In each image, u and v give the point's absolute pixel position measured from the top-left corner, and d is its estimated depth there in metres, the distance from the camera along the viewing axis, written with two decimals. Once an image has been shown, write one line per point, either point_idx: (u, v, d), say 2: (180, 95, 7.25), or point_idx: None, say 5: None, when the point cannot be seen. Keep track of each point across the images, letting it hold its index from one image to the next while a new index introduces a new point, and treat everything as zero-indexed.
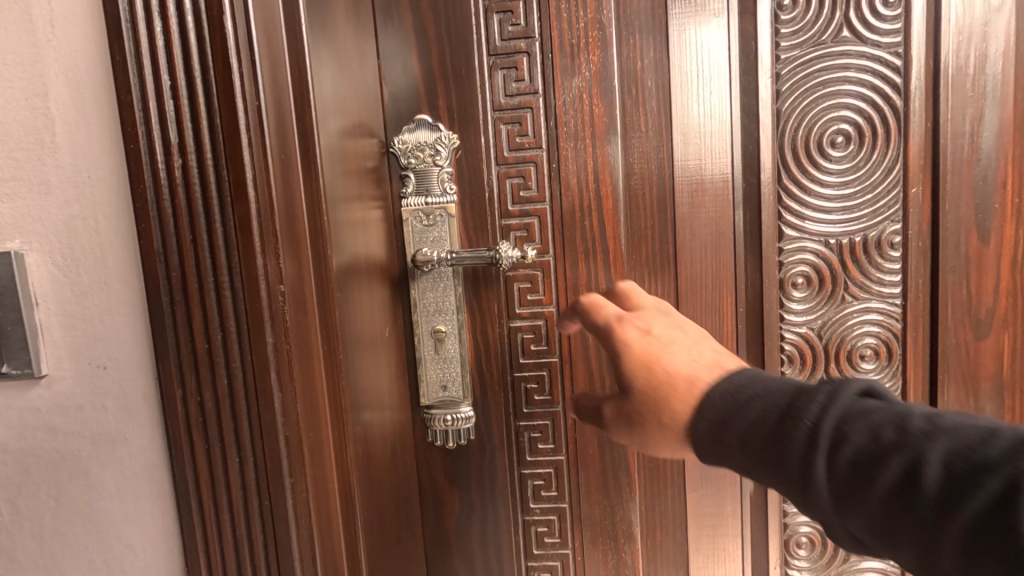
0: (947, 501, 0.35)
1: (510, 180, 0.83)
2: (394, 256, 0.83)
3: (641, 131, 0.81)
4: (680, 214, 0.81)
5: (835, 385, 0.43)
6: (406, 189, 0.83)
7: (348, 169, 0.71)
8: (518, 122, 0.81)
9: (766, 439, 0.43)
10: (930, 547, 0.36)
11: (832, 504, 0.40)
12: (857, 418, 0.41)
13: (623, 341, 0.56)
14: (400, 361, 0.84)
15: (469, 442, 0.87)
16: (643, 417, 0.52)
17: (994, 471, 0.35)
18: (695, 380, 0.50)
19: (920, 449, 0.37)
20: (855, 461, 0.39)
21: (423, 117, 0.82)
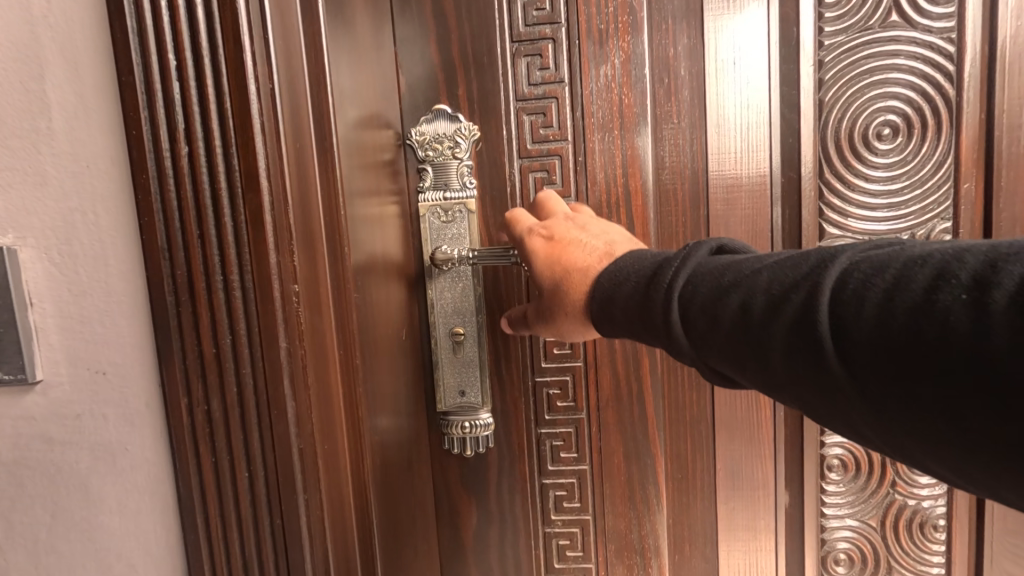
0: (764, 319, 0.40)
1: (534, 175, 0.78)
2: (411, 256, 0.79)
3: (674, 123, 0.76)
4: (713, 210, 0.77)
5: (690, 250, 0.49)
6: (423, 183, 0.78)
7: (364, 162, 0.67)
8: (543, 113, 0.77)
9: (638, 302, 0.50)
10: (757, 362, 0.41)
11: (690, 345, 0.46)
12: (705, 272, 0.47)
13: (531, 249, 0.65)
14: (416, 367, 0.79)
15: (488, 450, 0.83)
16: (551, 308, 0.61)
17: (800, 287, 0.39)
18: (586, 271, 0.58)
19: (748, 284, 0.43)
20: (701, 306, 0.45)
21: (442, 107, 0.77)
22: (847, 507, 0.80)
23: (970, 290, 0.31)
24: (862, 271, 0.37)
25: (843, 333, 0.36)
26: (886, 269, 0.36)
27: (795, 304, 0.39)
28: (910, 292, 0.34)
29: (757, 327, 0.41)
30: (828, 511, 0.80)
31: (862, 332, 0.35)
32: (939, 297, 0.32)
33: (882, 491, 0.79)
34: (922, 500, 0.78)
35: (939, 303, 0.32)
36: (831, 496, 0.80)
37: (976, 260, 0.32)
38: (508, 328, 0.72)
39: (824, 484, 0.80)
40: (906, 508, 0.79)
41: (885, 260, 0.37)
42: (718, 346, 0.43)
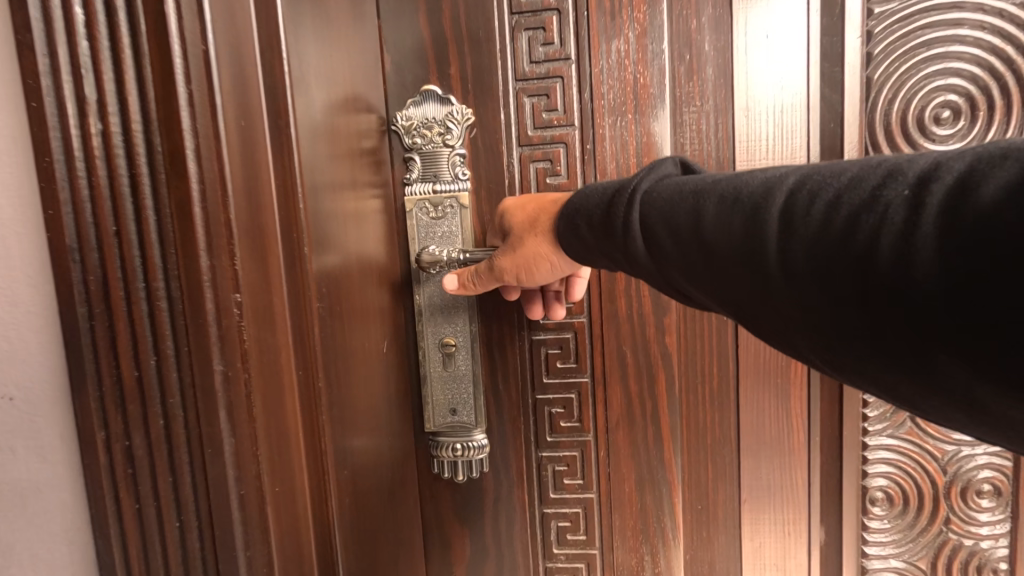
0: (713, 224, 0.42)
1: (536, 165, 0.69)
2: (397, 258, 0.70)
3: (696, 105, 0.66)
4: None
5: (654, 165, 0.51)
6: (410, 174, 0.69)
7: (338, 149, 0.58)
8: (546, 95, 0.68)
9: (599, 217, 0.51)
10: (708, 265, 0.42)
11: (643, 255, 0.47)
12: (665, 184, 0.48)
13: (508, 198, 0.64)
14: (401, 385, 0.70)
15: (482, 474, 0.74)
16: (523, 239, 0.58)
17: (756, 192, 0.41)
18: (556, 202, 0.58)
19: (706, 189, 0.44)
20: (660, 213, 0.46)
21: (431, 87, 0.68)
22: (893, 546, 0.70)
23: (914, 187, 0.33)
24: (819, 176, 0.38)
25: (791, 230, 0.37)
26: (841, 174, 0.37)
27: (752, 206, 0.40)
28: (859, 193, 0.35)
29: (711, 228, 0.42)
30: (870, 551, 0.70)
31: (810, 228, 0.36)
32: (885, 195, 0.34)
33: (934, 529, 0.69)
34: (981, 540, 0.68)
35: (883, 200, 0.34)
36: (873, 533, 0.70)
37: (922, 165, 0.34)
38: (456, 289, 0.63)
39: (865, 520, 0.70)
40: (961, 549, 0.68)
41: (842, 167, 0.38)
42: (671, 254, 0.45)
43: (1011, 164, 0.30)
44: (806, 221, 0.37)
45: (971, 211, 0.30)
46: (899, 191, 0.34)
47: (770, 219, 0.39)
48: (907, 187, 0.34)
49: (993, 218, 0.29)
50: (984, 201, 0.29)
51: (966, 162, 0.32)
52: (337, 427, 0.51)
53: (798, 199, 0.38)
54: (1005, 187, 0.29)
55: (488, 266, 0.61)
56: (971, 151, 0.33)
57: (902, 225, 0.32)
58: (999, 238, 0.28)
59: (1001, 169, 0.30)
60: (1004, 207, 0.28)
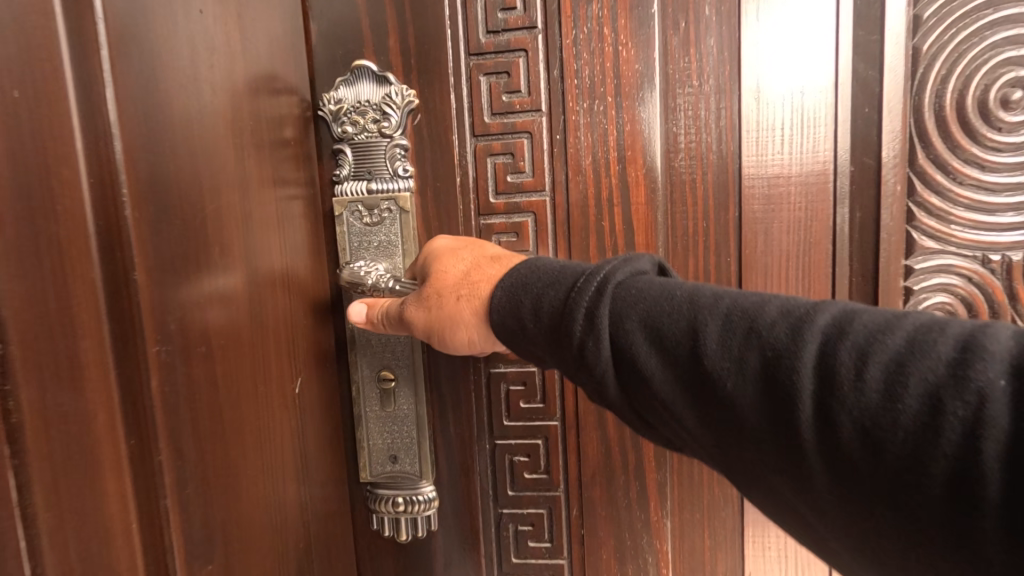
0: (717, 360, 0.33)
1: (494, 160, 0.56)
2: (320, 276, 0.56)
3: (693, 86, 0.53)
4: (750, 212, 0.53)
5: (632, 257, 0.41)
6: (339, 170, 0.56)
7: (235, 130, 0.43)
8: (506, 73, 0.55)
9: (558, 316, 0.39)
10: (711, 413, 0.34)
11: (613, 377, 0.38)
12: (648, 284, 0.38)
13: (437, 242, 0.50)
14: (324, 433, 0.55)
15: (430, 534, 0.61)
16: (444, 295, 0.46)
17: (779, 328, 0.32)
18: (496, 266, 0.46)
19: (705, 307, 0.36)
20: (646, 329, 0.36)
21: (365, 63, 0.55)
22: None
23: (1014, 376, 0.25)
24: (864, 326, 0.30)
25: (835, 398, 0.29)
26: (895, 329, 0.29)
27: (776, 349, 0.31)
28: (929, 366, 0.27)
29: (718, 369, 0.33)
30: None
31: (867, 405, 0.28)
32: (971, 376, 0.26)
33: None
34: None
35: (973, 386, 0.25)
36: None
37: (1014, 340, 0.26)
38: (363, 324, 0.50)
39: None
40: None
41: (891, 317, 0.30)
42: (655, 386, 0.35)
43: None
44: (856, 391, 0.28)
45: None
46: (994, 378, 0.25)
47: (803, 375, 0.30)
48: (1003, 372, 0.25)
49: None
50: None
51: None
52: (194, 516, 0.35)
53: (840, 351, 0.30)
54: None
55: (397, 312, 0.48)
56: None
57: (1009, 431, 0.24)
58: None
59: None
60: None
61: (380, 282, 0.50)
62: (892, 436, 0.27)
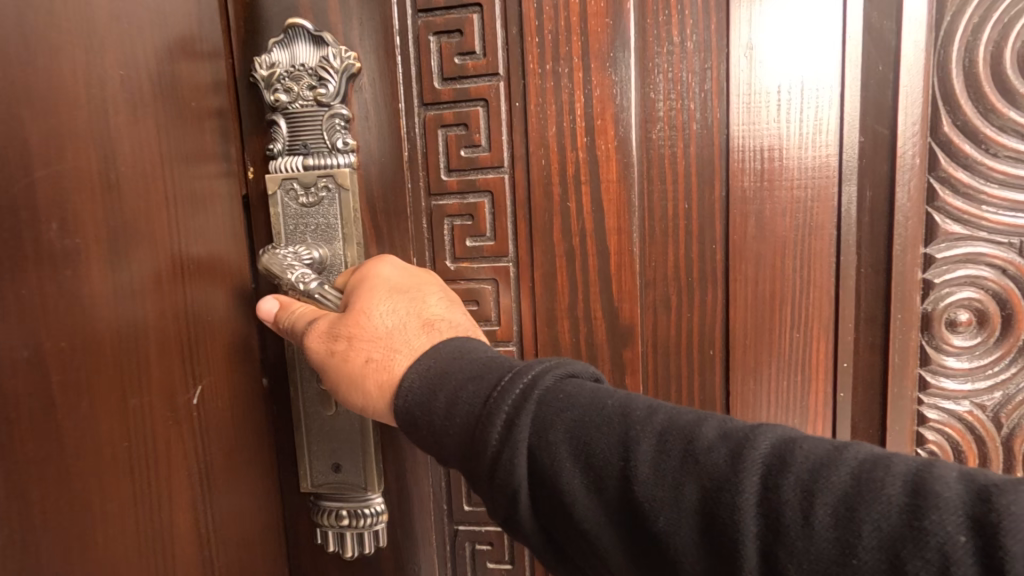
0: (649, 493, 0.27)
1: (446, 132, 0.49)
2: (239, 264, 0.49)
3: (673, 44, 0.45)
4: (739, 191, 0.46)
5: (555, 363, 0.33)
6: (273, 144, 0.49)
7: (99, 83, 0.36)
8: (459, 31, 0.48)
9: (469, 414, 0.32)
10: (645, 557, 0.28)
11: (527, 499, 0.31)
12: (573, 385, 0.32)
13: (375, 272, 0.41)
14: (240, 444, 0.48)
15: (379, 552, 0.55)
16: (354, 342, 0.37)
17: (719, 454, 0.26)
18: (425, 337, 0.37)
19: (637, 422, 0.29)
20: (568, 446, 0.30)
21: (299, 21, 0.48)
22: None
23: (976, 534, 0.21)
24: (813, 458, 0.25)
25: (781, 547, 0.24)
26: (841, 460, 0.25)
27: (715, 479, 0.26)
28: (887, 517, 0.23)
29: (650, 503, 0.27)
30: None
31: (816, 556, 0.23)
32: (933, 533, 0.21)
33: None
34: None
35: (933, 543, 0.21)
36: None
37: (966, 483, 0.22)
38: (270, 321, 0.43)
39: None
40: None
41: (844, 448, 0.25)
42: (581, 521, 0.29)
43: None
44: (803, 538, 0.23)
45: None
46: (954, 532, 0.21)
47: (746, 517, 0.25)
48: (962, 525, 0.21)
49: None
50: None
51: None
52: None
53: (788, 496, 0.24)
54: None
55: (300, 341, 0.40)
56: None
57: None
58: None
59: None
60: None
61: (298, 283, 0.43)
62: None
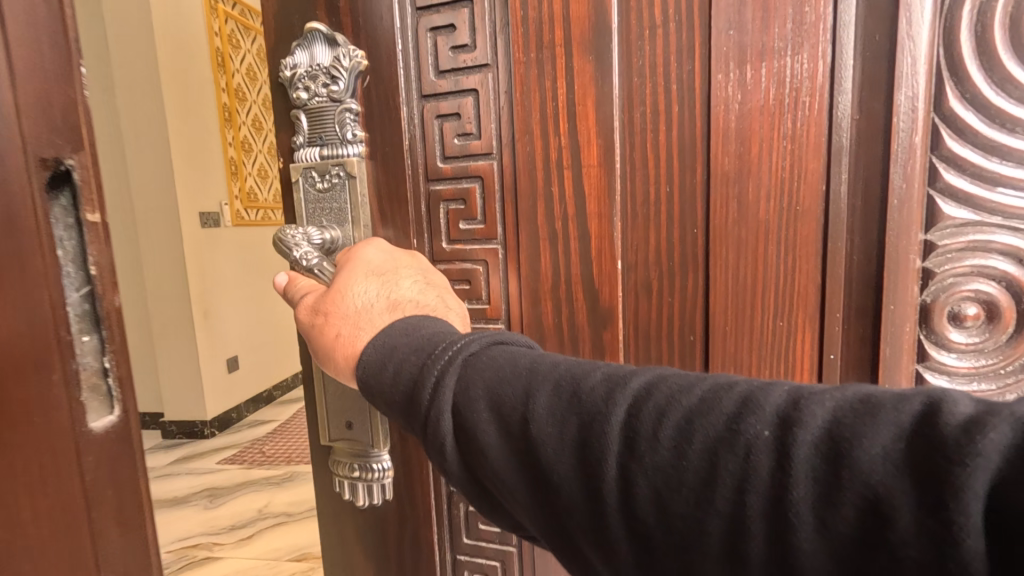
0: (545, 424, 0.33)
1: (442, 122, 0.53)
2: (24, 244, 0.25)
3: (656, 26, 0.45)
4: (721, 175, 0.44)
5: (480, 335, 0.38)
6: (297, 137, 0.55)
7: None
8: (451, 26, 0.51)
9: (402, 377, 0.37)
10: (536, 486, 0.33)
11: (453, 450, 0.35)
12: (498, 349, 0.37)
13: (360, 254, 0.46)
14: (51, 549, 0.26)
15: (385, 504, 0.61)
16: (330, 317, 0.42)
17: (597, 391, 0.32)
18: (388, 317, 0.41)
19: (541, 372, 0.35)
20: (486, 399, 0.35)
21: (315, 24, 0.53)
22: None
23: (776, 429, 0.26)
24: (668, 387, 0.31)
25: (634, 456, 0.29)
26: (692, 388, 0.30)
27: (592, 410, 0.32)
28: (714, 423, 0.28)
29: (542, 437, 0.32)
30: None
31: (659, 460, 0.28)
32: (743, 431, 0.27)
33: None
34: None
35: (743, 439, 0.27)
36: None
37: (784, 394, 0.28)
38: (279, 292, 0.50)
39: None
40: None
41: (694, 380, 0.31)
42: (493, 461, 0.34)
43: (889, 424, 0.24)
44: (650, 448, 0.29)
45: (852, 484, 0.24)
46: (761, 430, 0.27)
47: (611, 438, 0.30)
48: (769, 423, 0.27)
49: (875, 506, 0.23)
50: (869, 471, 0.23)
51: (831, 403, 0.26)
52: None
53: (644, 414, 0.30)
54: (891, 459, 0.23)
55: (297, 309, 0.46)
56: (841, 385, 0.27)
57: (771, 482, 0.25)
58: (891, 527, 0.22)
59: (872, 431, 0.24)
60: (893, 487, 0.23)
61: (301, 260, 0.49)
62: (678, 494, 0.28)
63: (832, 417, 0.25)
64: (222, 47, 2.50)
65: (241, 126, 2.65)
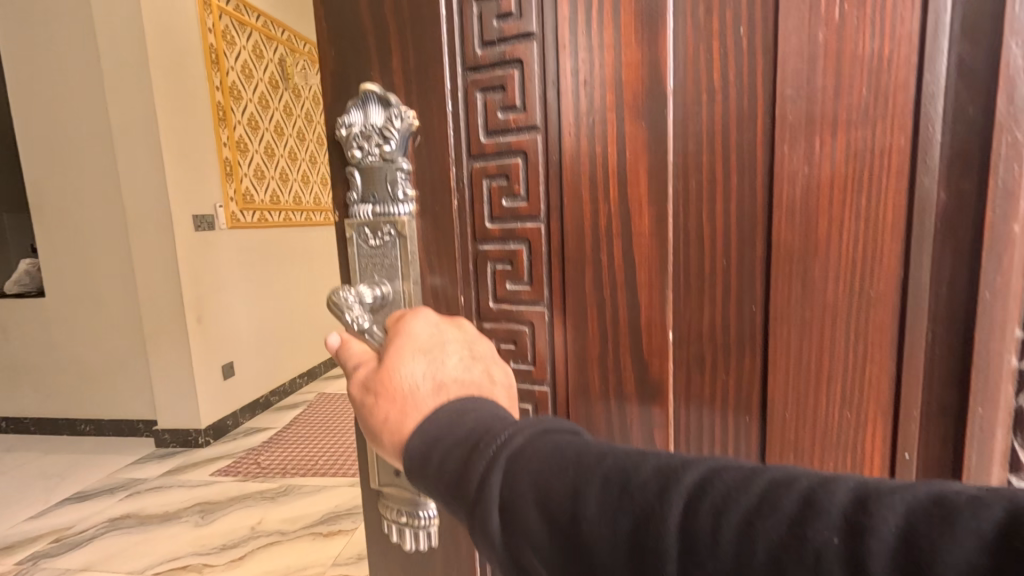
0: (596, 521, 0.32)
1: (490, 182, 0.52)
2: None
3: (716, 92, 0.42)
4: (783, 253, 0.41)
5: (527, 423, 0.38)
6: (350, 194, 0.54)
7: None
8: (501, 87, 0.50)
9: (446, 467, 0.38)
10: None
11: (500, 541, 0.35)
12: (545, 439, 0.37)
13: (407, 329, 0.46)
14: None
15: (431, 549, 0.62)
16: (379, 400, 0.43)
17: (649, 486, 0.31)
18: (433, 401, 0.42)
19: (589, 464, 0.34)
20: (533, 493, 0.34)
21: (370, 85, 0.52)
22: None
23: (846, 535, 0.25)
24: (723, 480, 0.30)
25: (693, 560, 0.28)
26: (749, 485, 0.29)
27: (644, 508, 0.31)
28: (777, 524, 0.27)
29: (593, 536, 0.32)
30: None
31: (722, 567, 0.27)
32: (810, 536, 0.26)
33: None
34: None
35: (811, 545, 0.26)
36: None
37: (850, 490, 0.27)
38: (330, 351, 0.51)
39: None
40: None
41: (750, 470, 0.30)
42: (541, 554, 0.33)
43: (968, 532, 0.23)
44: (710, 551, 0.28)
45: None
46: (829, 537, 0.26)
47: (667, 539, 0.29)
48: (836, 529, 0.26)
49: None
50: None
51: (903, 505, 0.25)
52: None
53: (701, 513, 0.29)
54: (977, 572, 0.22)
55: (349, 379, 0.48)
56: (908, 482, 0.26)
57: None
58: None
59: (952, 542, 0.23)
60: None
61: (353, 325, 0.50)
62: None
63: (906, 525, 0.24)
64: (215, 45, 2.86)
65: (235, 126, 3.03)
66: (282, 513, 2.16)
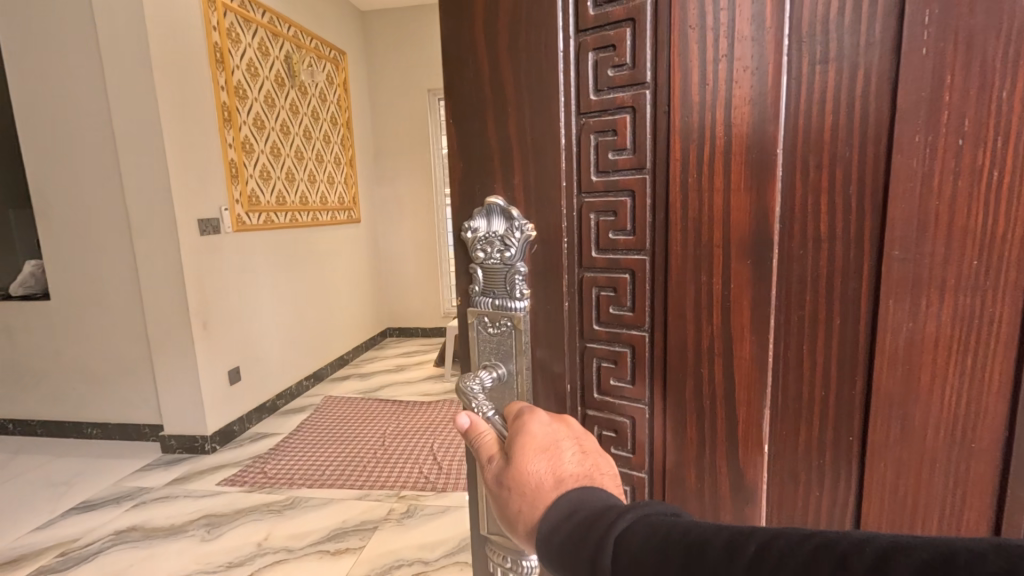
0: None
1: (598, 291, 0.55)
2: None
3: (824, 240, 0.46)
4: (885, 395, 0.45)
5: (635, 507, 0.39)
6: (473, 286, 0.57)
7: None
8: (613, 212, 0.53)
9: (568, 549, 0.40)
10: None
11: None
12: (645, 522, 0.37)
13: (526, 426, 0.50)
14: None
15: None
16: (511, 494, 0.48)
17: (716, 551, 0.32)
18: (556, 489, 0.45)
19: (677, 539, 0.35)
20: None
21: (494, 199, 0.54)
22: None
23: None
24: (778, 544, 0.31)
25: None
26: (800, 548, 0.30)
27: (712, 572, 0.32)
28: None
29: None
30: None
31: None
32: None
33: None
34: None
35: None
36: None
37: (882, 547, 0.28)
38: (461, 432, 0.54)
39: None
40: None
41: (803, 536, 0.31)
42: None
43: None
44: None
45: None
46: None
47: None
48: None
49: None
50: None
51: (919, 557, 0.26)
52: None
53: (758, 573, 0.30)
54: None
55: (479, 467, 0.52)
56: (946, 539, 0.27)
57: None
58: None
59: None
60: None
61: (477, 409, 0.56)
62: None
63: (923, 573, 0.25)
64: (221, 43, 2.93)
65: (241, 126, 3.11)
66: (290, 530, 2.20)
